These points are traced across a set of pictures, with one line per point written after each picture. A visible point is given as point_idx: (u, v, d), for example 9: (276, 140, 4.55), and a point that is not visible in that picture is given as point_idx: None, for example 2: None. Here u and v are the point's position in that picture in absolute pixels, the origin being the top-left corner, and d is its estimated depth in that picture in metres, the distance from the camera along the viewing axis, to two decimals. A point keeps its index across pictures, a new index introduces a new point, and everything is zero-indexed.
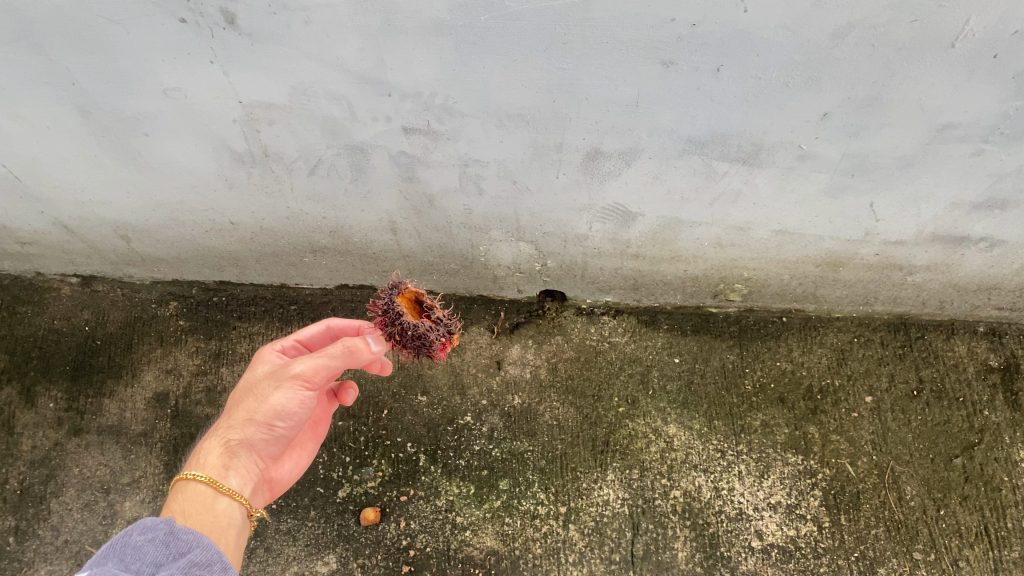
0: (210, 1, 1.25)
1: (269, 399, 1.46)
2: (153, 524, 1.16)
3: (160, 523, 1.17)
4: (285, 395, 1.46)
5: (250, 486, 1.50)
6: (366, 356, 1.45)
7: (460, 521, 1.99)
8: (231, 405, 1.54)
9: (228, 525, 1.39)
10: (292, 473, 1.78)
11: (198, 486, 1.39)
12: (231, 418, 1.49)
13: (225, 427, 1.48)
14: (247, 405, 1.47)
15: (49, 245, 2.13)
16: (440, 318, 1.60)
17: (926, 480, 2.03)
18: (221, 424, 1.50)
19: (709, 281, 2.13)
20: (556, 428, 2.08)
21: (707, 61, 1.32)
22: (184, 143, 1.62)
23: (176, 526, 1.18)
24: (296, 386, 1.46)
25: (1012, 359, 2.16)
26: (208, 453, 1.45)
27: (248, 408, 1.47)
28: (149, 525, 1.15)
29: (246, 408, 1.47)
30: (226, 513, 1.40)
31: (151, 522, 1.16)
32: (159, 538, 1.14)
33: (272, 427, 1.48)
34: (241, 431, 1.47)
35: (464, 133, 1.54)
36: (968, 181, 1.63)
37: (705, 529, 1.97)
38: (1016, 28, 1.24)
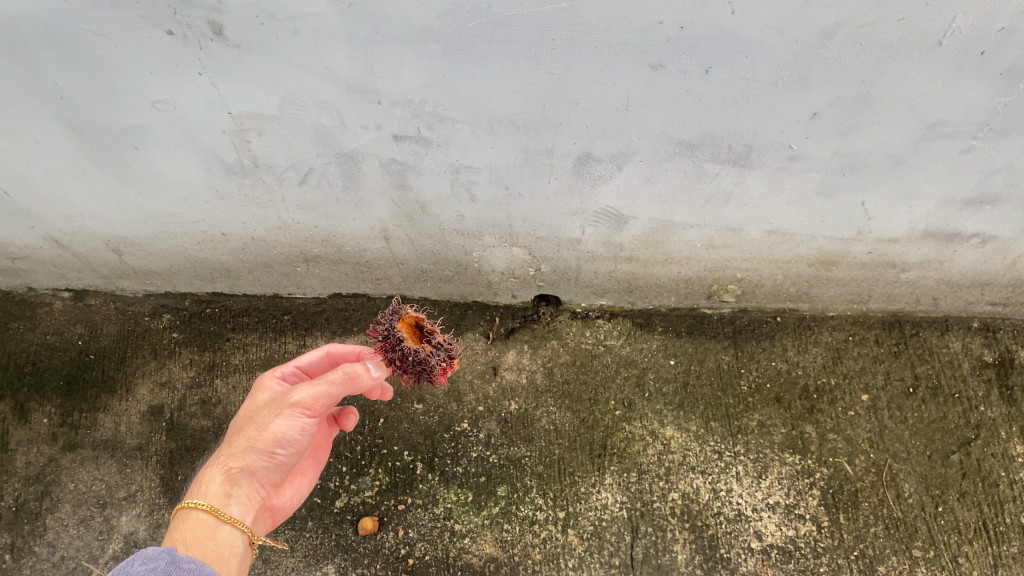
0: (197, 13, 1.25)
1: (270, 427, 1.45)
2: (153, 554, 1.16)
3: (160, 554, 1.17)
4: (286, 422, 1.45)
5: (251, 514, 1.48)
6: (366, 382, 1.45)
7: (459, 529, 1.98)
8: (232, 433, 1.53)
9: (230, 553, 1.39)
10: (294, 499, 1.77)
11: (201, 514, 1.38)
12: (232, 446, 1.48)
13: (227, 456, 1.47)
14: (248, 434, 1.46)
15: (41, 259, 2.12)
16: (441, 343, 1.59)
17: (924, 477, 2.03)
18: (223, 453, 1.49)
19: (702, 282, 2.13)
20: (553, 433, 2.07)
21: (697, 63, 1.32)
22: (174, 155, 1.62)
23: (177, 556, 1.18)
24: (297, 413, 1.45)
25: (1006, 354, 2.16)
26: (209, 483, 1.44)
27: (250, 437, 1.46)
28: (149, 556, 1.15)
29: (247, 436, 1.46)
30: (228, 541, 1.40)
31: (151, 552, 1.16)
32: (159, 567, 1.13)
33: (273, 454, 1.47)
34: (242, 459, 1.45)
35: (455, 140, 1.54)
36: (959, 178, 1.64)
37: (704, 531, 1.97)
38: (1003, 25, 1.24)
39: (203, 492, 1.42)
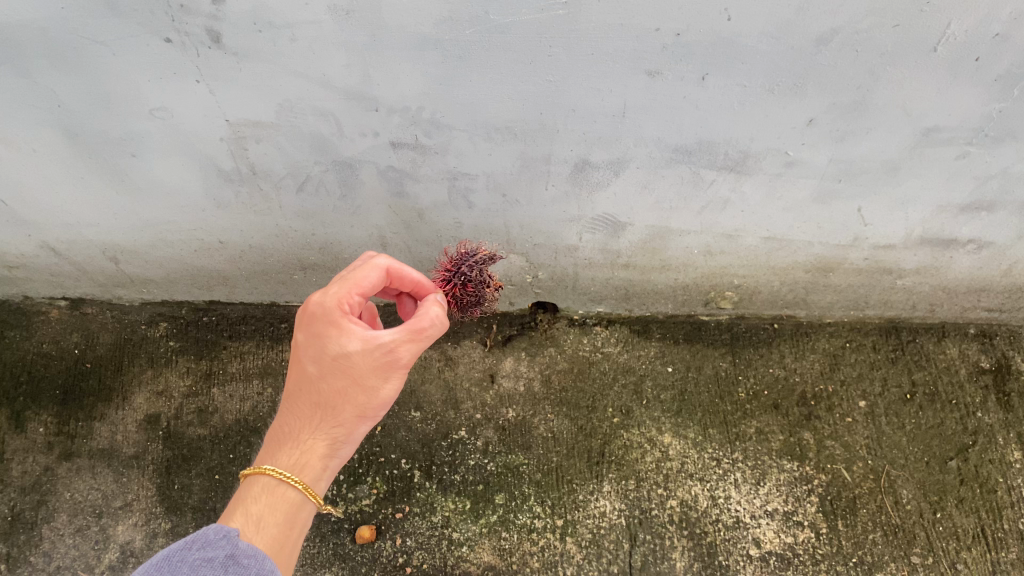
0: (195, 20, 1.25)
1: (381, 393, 1.31)
2: (216, 543, 1.13)
3: (223, 543, 1.13)
4: (395, 384, 1.31)
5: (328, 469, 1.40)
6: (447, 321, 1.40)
7: (457, 537, 1.97)
8: None
9: (302, 531, 1.32)
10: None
11: (289, 494, 1.29)
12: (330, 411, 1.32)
13: (321, 422, 1.32)
14: (354, 401, 1.31)
15: (37, 268, 2.11)
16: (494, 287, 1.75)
17: (922, 483, 2.03)
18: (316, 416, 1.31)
19: (700, 289, 2.14)
20: (551, 440, 2.07)
21: (693, 70, 1.33)
22: (172, 163, 1.62)
23: (241, 549, 1.13)
24: (403, 372, 1.31)
25: (1003, 360, 2.17)
26: (304, 457, 1.31)
27: (358, 404, 1.30)
28: (210, 541, 1.13)
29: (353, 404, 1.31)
30: (305, 519, 1.32)
31: (212, 536, 1.14)
32: (216, 561, 1.09)
33: (375, 417, 1.36)
34: (347, 429, 1.33)
35: (452, 147, 1.54)
36: (954, 184, 1.64)
37: (702, 538, 1.96)
38: (997, 32, 1.25)
39: (291, 465, 1.30)
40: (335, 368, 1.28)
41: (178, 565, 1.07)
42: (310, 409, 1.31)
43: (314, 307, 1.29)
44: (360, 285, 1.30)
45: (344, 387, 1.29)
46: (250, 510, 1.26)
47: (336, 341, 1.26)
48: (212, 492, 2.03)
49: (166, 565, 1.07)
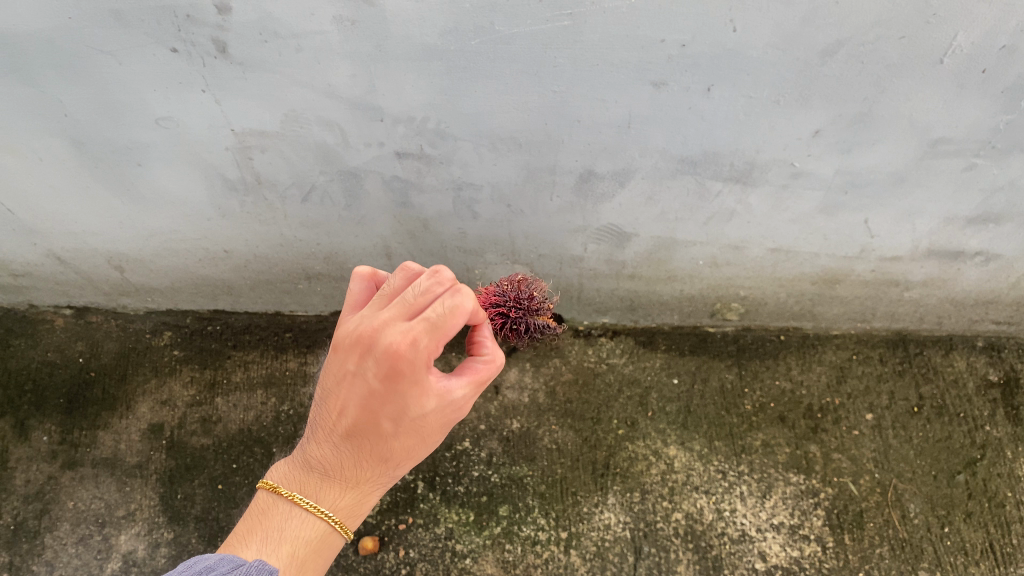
0: (200, 31, 1.25)
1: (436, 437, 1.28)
2: None
3: None
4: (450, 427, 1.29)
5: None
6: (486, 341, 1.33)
7: (460, 549, 1.95)
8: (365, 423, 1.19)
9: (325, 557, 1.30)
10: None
11: (331, 534, 1.26)
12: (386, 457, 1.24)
13: (379, 468, 1.24)
14: (414, 447, 1.24)
15: (44, 276, 2.12)
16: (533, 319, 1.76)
17: (929, 497, 2.01)
18: (377, 464, 1.23)
19: (705, 300, 2.14)
20: (556, 452, 2.06)
21: (698, 81, 1.32)
22: (177, 172, 1.62)
23: None
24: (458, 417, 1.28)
25: (1012, 373, 2.16)
26: (356, 501, 1.27)
27: (416, 450, 1.26)
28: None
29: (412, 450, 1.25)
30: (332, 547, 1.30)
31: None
32: None
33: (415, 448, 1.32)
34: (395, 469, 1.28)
35: (457, 158, 1.54)
36: (962, 196, 1.63)
37: (707, 552, 1.94)
38: (1004, 43, 1.24)
39: (340, 508, 1.25)
40: (414, 427, 1.19)
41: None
42: (371, 457, 1.22)
43: (404, 365, 1.11)
44: (449, 336, 1.11)
45: (413, 442, 1.22)
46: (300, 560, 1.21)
47: (417, 401, 1.15)
48: (216, 502, 2.02)
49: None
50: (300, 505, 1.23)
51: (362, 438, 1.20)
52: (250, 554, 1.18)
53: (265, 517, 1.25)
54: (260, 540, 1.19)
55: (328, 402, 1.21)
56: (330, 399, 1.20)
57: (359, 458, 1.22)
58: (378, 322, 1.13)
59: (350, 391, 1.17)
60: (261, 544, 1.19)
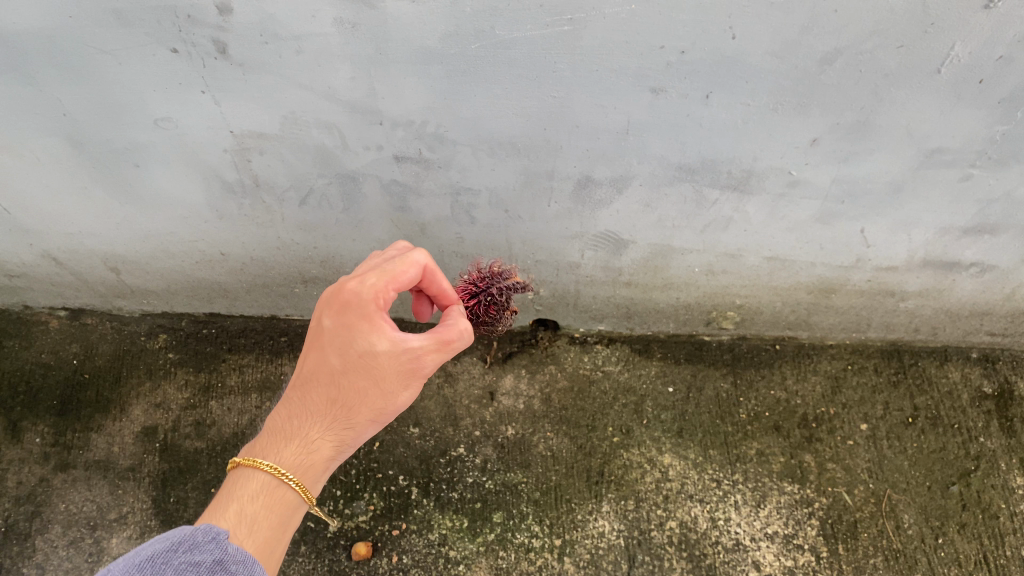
0: (201, 32, 1.25)
1: (396, 396, 1.34)
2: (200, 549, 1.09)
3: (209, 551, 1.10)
4: (411, 392, 1.35)
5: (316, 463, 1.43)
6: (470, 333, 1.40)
7: (453, 556, 1.94)
8: (335, 384, 1.31)
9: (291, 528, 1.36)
10: None
11: (280, 490, 1.30)
12: (349, 415, 1.33)
13: (335, 421, 1.33)
14: (372, 404, 1.32)
15: (39, 277, 2.11)
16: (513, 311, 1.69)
17: (923, 508, 2.01)
18: (330, 413, 1.32)
19: (701, 308, 2.15)
20: (550, 458, 2.05)
21: (697, 88, 1.33)
22: (175, 173, 1.62)
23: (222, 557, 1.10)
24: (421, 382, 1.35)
25: (1006, 385, 2.16)
26: (305, 456, 1.32)
27: (376, 410, 1.33)
28: (197, 545, 1.10)
29: (372, 407, 1.32)
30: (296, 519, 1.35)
31: (198, 539, 1.10)
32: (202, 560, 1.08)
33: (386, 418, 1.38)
34: (355, 431, 1.36)
35: (456, 162, 1.55)
36: (957, 207, 1.64)
37: (701, 560, 1.94)
38: (1001, 54, 1.25)
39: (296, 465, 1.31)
40: (359, 366, 1.29)
41: (163, 568, 1.03)
42: (324, 405, 1.32)
43: (354, 297, 1.29)
44: (399, 281, 1.28)
45: (367, 390, 1.31)
46: (239, 507, 1.26)
47: (365, 336, 1.28)
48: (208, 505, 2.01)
49: (149, 567, 1.02)
50: (249, 463, 1.30)
51: (317, 385, 1.32)
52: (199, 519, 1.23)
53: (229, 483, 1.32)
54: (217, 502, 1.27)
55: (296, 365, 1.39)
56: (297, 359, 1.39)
57: (313, 407, 1.33)
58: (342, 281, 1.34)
59: (311, 336, 1.35)
60: (213, 509, 1.25)
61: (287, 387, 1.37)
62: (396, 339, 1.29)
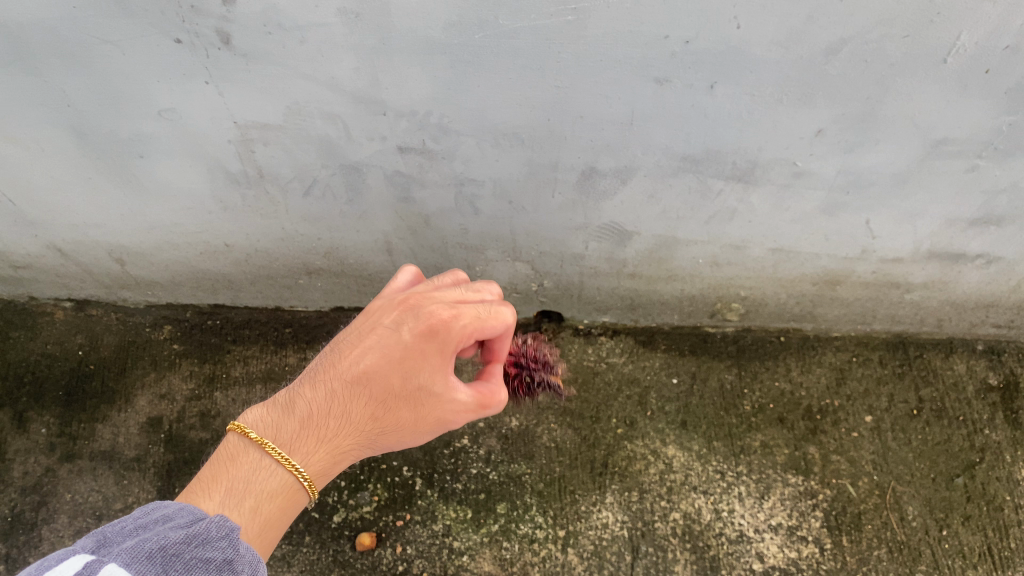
0: (205, 22, 1.25)
1: (419, 436, 1.31)
2: (215, 541, 0.98)
3: (224, 546, 0.98)
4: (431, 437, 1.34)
5: None
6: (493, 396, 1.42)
7: (457, 546, 1.94)
8: (379, 406, 1.23)
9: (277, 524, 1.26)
10: None
11: (295, 493, 1.20)
12: (374, 436, 1.26)
13: (361, 437, 1.25)
14: (398, 435, 1.28)
15: (44, 268, 2.12)
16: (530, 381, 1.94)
17: (928, 500, 2.01)
18: (363, 430, 1.24)
19: (706, 300, 2.14)
20: (554, 450, 2.05)
21: (702, 78, 1.32)
22: (180, 164, 1.62)
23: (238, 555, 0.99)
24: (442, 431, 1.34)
25: (1011, 378, 2.16)
26: (325, 466, 1.23)
27: (400, 441, 1.30)
28: (210, 539, 0.99)
29: (395, 437, 1.28)
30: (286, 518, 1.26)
31: (212, 534, 0.99)
32: (214, 561, 0.96)
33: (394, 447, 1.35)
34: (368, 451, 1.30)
35: (460, 153, 1.54)
36: (963, 198, 1.64)
37: (705, 551, 1.93)
38: (1008, 44, 1.24)
39: (313, 470, 1.21)
40: (409, 396, 1.23)
41: (171, 562, 0.92)
42: (361, 419, 1.23)
43: (442, 328, 1.21)
44: (485, 329, 1.24)
45: (404, 421, 1.26)
46: (252, 503, 1.14)
47: (431, 373, 1.23)
48: None
49: (157, 559, 0.92)
50: (272, 455, 1.18)
51: (364, 396, 1.22)
52: (211, 504, 1.11)
53: (231, 464, 1.18)
54: (225, 491, 1.14)
55: (343, 350, 1.27)
56: (347, 349, 1.26)
57: (350, 414, 1.23)
58: (428, 297, 1.26)
59: (378, 336, 1.24)
60: (225, 497, 1.13)
61: (329, 375, 1.24)
62: (451, 385, 1.25)
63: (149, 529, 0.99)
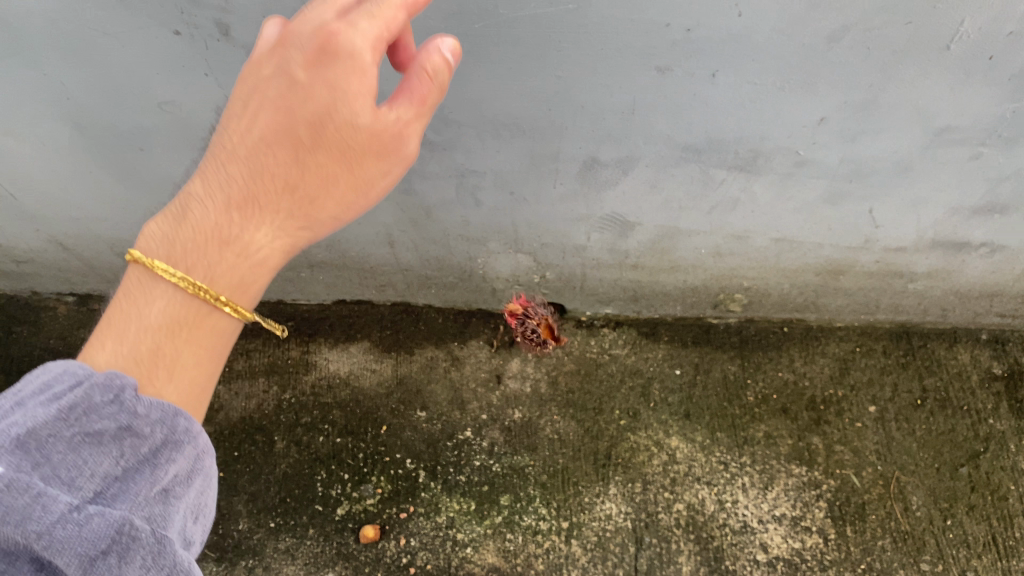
0: (204, 13, 1.24)
1: (356, 184, 0.99)
2: (107, 403, 0.83)
3: (123, 409, 0.83)
4: (377, 171, 0.99)
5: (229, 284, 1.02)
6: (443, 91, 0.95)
7: (461, 538, 1.93)
8: (279, 161, 0.94)
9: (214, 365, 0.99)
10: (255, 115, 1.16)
11: (208, 314, 0.93)
12: (284, 205, 0.96)
13: (281, 218, 0.97)
14: (318, 199, 0.98)
15: (46, 262, 2.12)
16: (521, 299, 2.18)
17: (932, 490, 2.00)
18: (277, 194, 0.95)
19: (709, 290, 2.14)
20: (557, 442, 2.05)
21: (704, 66, 1.32)
22: (181, 157, 1.62)
23: (138, 420, 0.84)
24: (383, 164, 0.99)
25: (1016, 366, 2.16)
26: (228, 266, 0.93)
27: (328, 199, 0.99)
28: (95, 407, 0.82)
29: (313, 203, 0.98)
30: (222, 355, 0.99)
31: (97, 399, 0.82)
32: (109, 430, 0.82)
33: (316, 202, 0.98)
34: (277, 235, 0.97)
35: (461, 144, 1.54)
36: (967, 186, 1.63)
37: (709, 542, 1.92)
38: (1011, 30, 1.23)
39: (220, 280, 0.92)
40: (318, 136, 0.93)
41: (49, 446, 0.79)
42: (273, 188, 0.95)
43: (336, 38, 0.89)
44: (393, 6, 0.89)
45: (333, 176, 0.97)
46: (153, 339, 0.90)
47: (339, 82, 0.91)
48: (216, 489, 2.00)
49: (31, 445, 0.78)
50: (166, 277, 0.89)
51: (268, 153, 0.94)
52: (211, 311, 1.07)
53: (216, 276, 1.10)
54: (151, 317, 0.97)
55: (225, 122, 0.96)
56: (233, 109, 0.95)
57: (255, 193, 0.94)
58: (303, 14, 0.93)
59: (262, 75, 0.94)
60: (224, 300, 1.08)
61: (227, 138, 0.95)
62: (377, 109, 0.93)
63: (20, 406, 0.82)
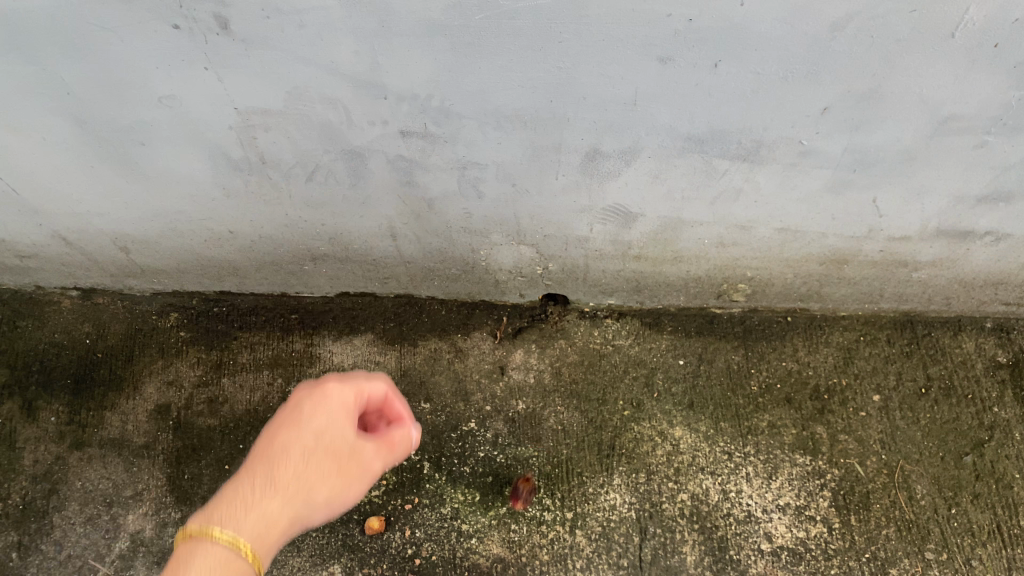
0: (202, 8, 1.25)
1: (336, 504, 1.29)
2: None
3: None
4: (353, 493, 1.31)
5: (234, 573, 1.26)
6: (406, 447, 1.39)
7: (466, 529, 1.95)
8: (291, 467, 1.24)
9: None
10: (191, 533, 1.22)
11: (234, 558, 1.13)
12: (289, 491, 1.22)
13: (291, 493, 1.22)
14: (318, 493, 1.25)
15: (50, 258, 2.13)
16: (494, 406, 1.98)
17: (937, 478, 2.00)
18: (288, 488, 1.22)
19: (712, 281, 2.13)
20: (561, 432, 2.05)
21: (706, 57, 1.31)
22: (182, 151, 1.61)
23: None
24: (355, 482, 1.31)
25: (1021, 355, 2.15)
26: (262, 533, 1.17)
27: (328, 495, 1.26)
28: None
29: (312, 494, 1.24)
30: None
31: None
32: None
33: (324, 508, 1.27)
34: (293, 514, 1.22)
35: (463, 136, 1.53)
36: (972, 174, 1.62)
37: (713, 532, 1.93)
38: (1017, 17, 1.22)
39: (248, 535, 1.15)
40: (328, 453, 1.27)
41: None
42: (284, 478, 1.22)
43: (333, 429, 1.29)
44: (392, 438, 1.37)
45: (328, 478, 1.26)
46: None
47: (335, 423, 1.30)
48: (222, 482, 2.02)
49: None
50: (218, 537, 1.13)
51: (273, 499, 1.21)
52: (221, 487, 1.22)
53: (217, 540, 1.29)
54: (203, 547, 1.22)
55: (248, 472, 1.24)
56: (259, 455, 1.27)
57: (271, 479, 1.22)
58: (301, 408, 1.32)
59: (281, 435, 1.28)
60: None
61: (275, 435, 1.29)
62: (359, 438, 1.32)
63: None
